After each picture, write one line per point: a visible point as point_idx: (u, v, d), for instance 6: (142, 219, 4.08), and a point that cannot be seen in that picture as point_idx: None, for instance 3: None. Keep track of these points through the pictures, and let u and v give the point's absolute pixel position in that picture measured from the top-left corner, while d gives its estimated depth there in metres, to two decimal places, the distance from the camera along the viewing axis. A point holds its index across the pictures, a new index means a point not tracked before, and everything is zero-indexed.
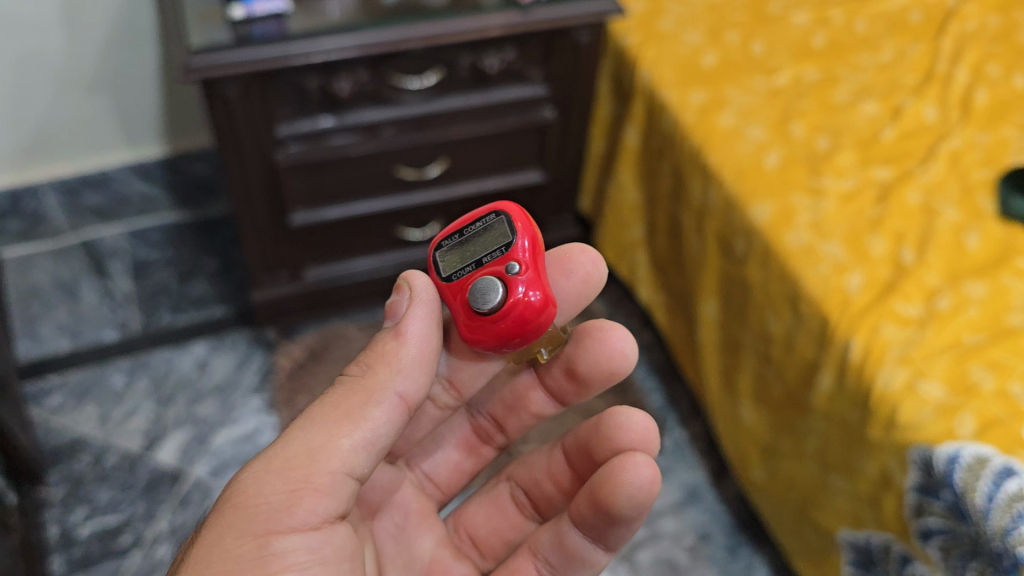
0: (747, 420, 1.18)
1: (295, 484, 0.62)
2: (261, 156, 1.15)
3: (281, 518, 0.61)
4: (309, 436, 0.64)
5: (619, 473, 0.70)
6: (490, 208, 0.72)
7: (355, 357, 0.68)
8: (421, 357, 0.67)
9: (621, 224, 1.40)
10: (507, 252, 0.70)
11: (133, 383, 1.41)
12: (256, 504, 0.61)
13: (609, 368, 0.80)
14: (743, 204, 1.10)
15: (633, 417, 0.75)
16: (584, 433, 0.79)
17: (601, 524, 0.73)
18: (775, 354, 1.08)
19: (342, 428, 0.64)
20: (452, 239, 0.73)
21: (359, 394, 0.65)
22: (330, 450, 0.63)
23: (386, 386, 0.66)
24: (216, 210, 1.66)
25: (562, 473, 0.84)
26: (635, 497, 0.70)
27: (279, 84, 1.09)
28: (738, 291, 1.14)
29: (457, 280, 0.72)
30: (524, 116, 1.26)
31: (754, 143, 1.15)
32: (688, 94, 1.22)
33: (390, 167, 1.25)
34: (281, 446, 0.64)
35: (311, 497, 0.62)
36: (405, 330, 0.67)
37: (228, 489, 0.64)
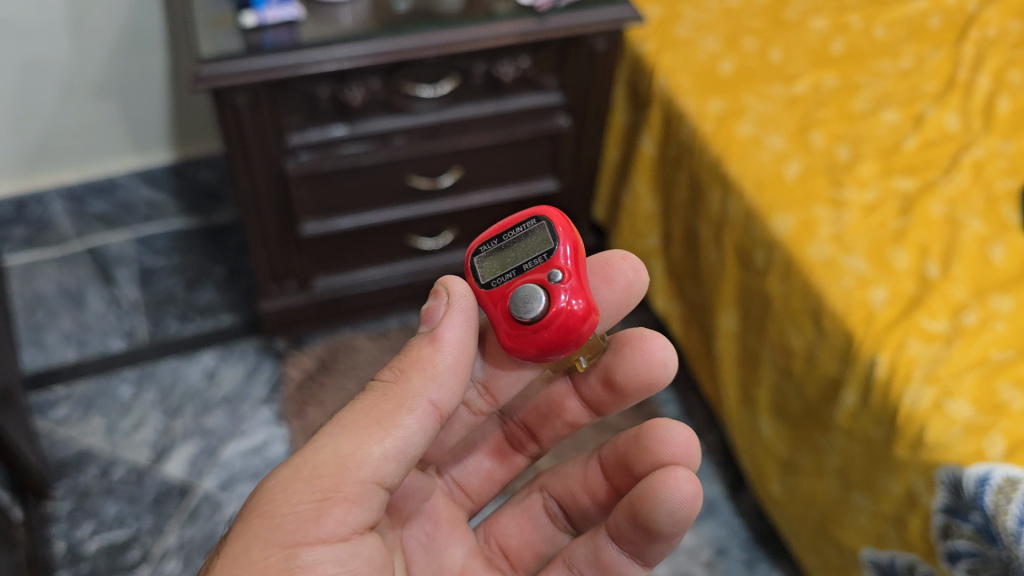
0: (766, 435, 1.16)
1: (324, 493, 0.61)
2: (270, 166, 1.13)
3: (309, 529, 0.60)
4: (339, 443, 0.62)
5: (662, 485, 0.68)
6: (530, 213, 0.70)
7: (388, 362, 0.66)
8: (456, 364, 0.66)
9: (636, 232, 1.38)
10: (549, 259, 0.69)
11: (140, 394, 1.39)
12: (282, 516, 0.60)
13: (648, 377, 0.79)
14: (763, 216, 1.08)
15: (675, 431, 0.74)
16: (624, 444, 0.78)
17: (641, 538, 0.71)
18: (796, 369, 1.06)
19: (373, 436, 0.62)
20: (490, 244, 0.71)
21: (392, 401, 0.64)
22: (360, 458, 0.62)
23: (419, 393, 0.64)
24: (222, 217, 1.65)
25: (598, 485, 0.83)
26: (678, 512, 0.68)
27: (291, 92, 1.06)
28: (757, 304, 1.11)
29: (497, 287, 0.71)
30: (538, 124, 1.24)
31: (774, 153, 1.13)
32: (706, 102, 1.19)
33: (402, 176, 1.22)
34: (310, 452, 0.62)
35: (339, 507, 0.61)
36: (441, 336, 0.65)
37: (254, 498, 0.62)
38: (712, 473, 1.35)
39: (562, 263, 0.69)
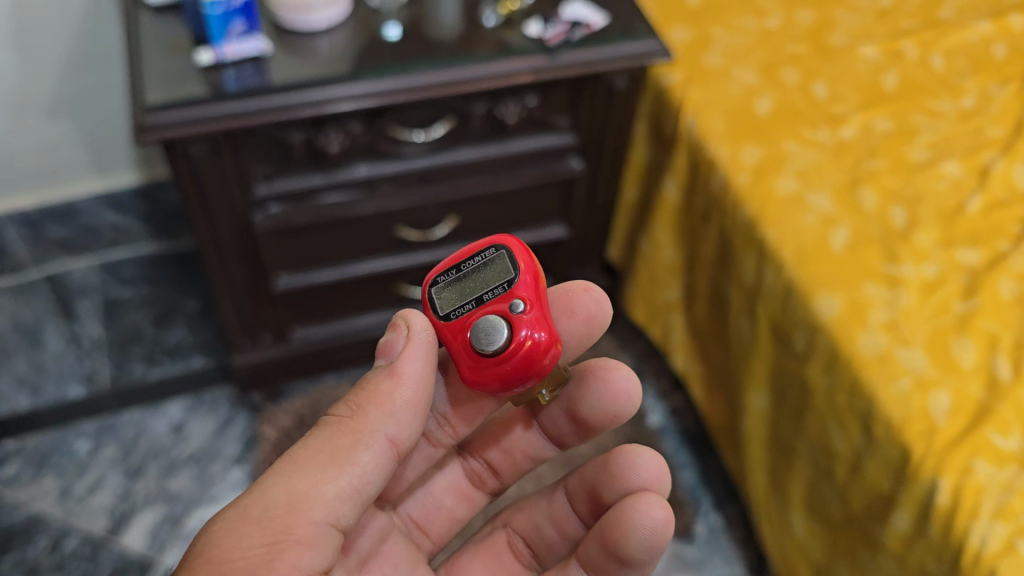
0: (798, 532, 1.03)
1: (275, 536, 0.58)
2: (235, 218, 0.99)
3: (261, 573, 0.56)
4: (290, 482, 0.60)
5: (630, 517, 0.68)
6: (488, 242, 0.67)
7: (343, 399, 0.65)
8: (416, 400, 0.64)
9: (655, 282, 1.24)
10: (511, 289, 0.65)
11: (99, 450, 1.32)
12: (230, 561, 0.57)
13: (614, 411, 0.76)
14: (802, 292, 0.94)
15: (641, 459, 0.72)
16: (592, 474, 0.76)
17: (614, 567, 0.71)
18: (835, 473, 0.93)
19: (328, 474, 0.60)
20: (449, 275, 0.68)
21: (348, 437, 0.62)
22: (313, 498, 0.60)
23: (376, 429, 0.63)
24: (185, 242, 1.54)
25: (567, 517, 0.81)
26: (648, 542, 0.68)
27: (259, 138, 0.92)
28: (794, 390, 0.97)
29: (457, 319, 0.67)
30: (545, 167, 1.10)
31: (818, 213, 0.98)
32: (741, 149, 1.04)
33: (390, 227, 1.10)
34: (261, 494, 0.60)
35: (293, 551, 0.58)
36: (401, 370, 0.64)
37: (199, 545, 0.58)
38: (732, 552, 1.24)
39: (524, 293, 0.65)
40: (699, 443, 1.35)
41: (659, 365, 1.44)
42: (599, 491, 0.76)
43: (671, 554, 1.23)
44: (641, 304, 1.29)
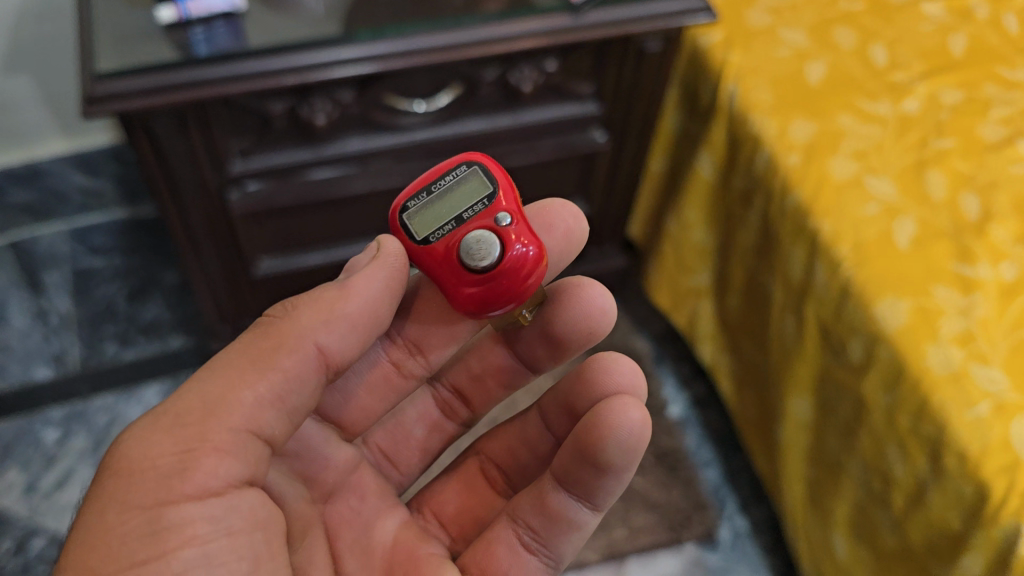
0: (841, 554, 0.93)
1: (187, 444, 0.51)
2: (208, 200, 0.87)
3: (172, 485, 0.50)
4: (206, 386, 0.53)
5: (603, 415, 0.61)
6: (459, 158, 0.59)
7: (279, 306, 0.58)
8: (358, 312, 0.58)
9: (681, 266, 1.12)
10: (493, 204, 0.58)
11: (68, 440, 1.21)
12: (140, 473, 0.50)
13: (588, 327, 0.68)
14: (860, 294, 0.81)
15: (618, 368, 0.67)
16: (565, 390, 0.71)
17: (589, 477, 0.62)
18: (891, 500, 0.82)
19: (246, 377, 0.53)
20: (419, 198, 0.59)
21: (275, 339, 0.55)
22: (229, 401, 0.52)
23: (305, 334, 0.56)
24: (149, 211, 1.40)
25: (541, 438, 0.75)
26: (624, 442, 0.61)
27: (233, 108, 0.79)
28: (846, 402, 0.86)
29: (437, 243, 0.59)
30: (563, 138, 0.97)
31: (880, 202, 0.85)
32: (790, 123, 0.90)
33: (387, 208, 0.98)
34: (176, 396, 0.53)
35: (208, 458, 0.51)
36: (351, 282, 0.58)
37: (107, 458, 0.52)
38: (759, 559, 1.14)
39: (509, 206, 0.58)
40: (723, 438, 1.24)
41: (680, 349, 1.32)
42: (575, 407, 0.70)
43: (693, 562, 1.13)
44: (665, 288, 1.17)
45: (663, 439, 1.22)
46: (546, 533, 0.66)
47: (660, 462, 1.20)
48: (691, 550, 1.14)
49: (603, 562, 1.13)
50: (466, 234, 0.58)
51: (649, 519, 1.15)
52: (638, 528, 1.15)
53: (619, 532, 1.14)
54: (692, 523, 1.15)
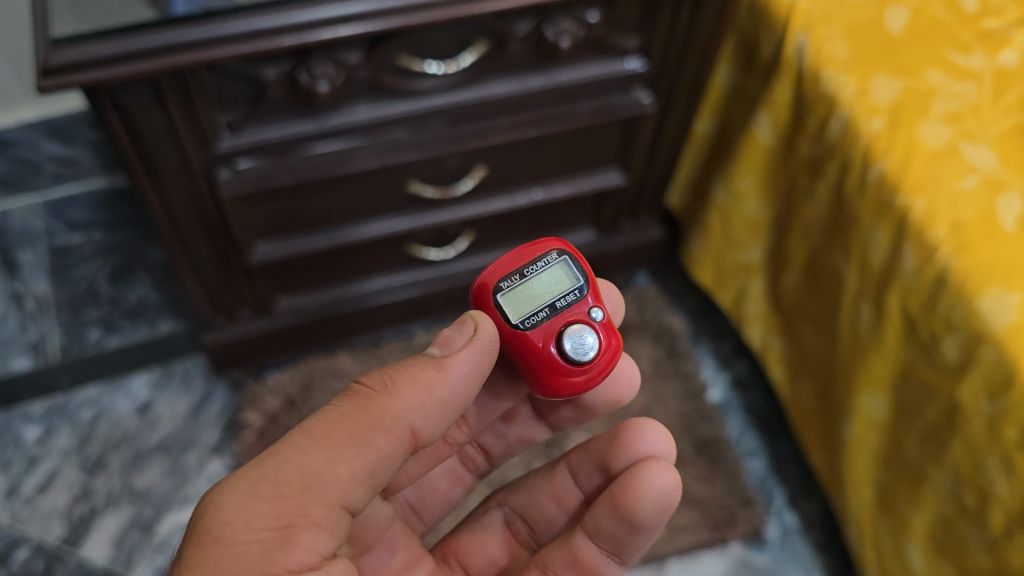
0: (917, 569, 0.83)
1: (289, 518, 0.49)
2: (193, 181, 0.75)
3: (274, 558, 0.48)
4: (306, 457, 0.50)
5: (637, 477, 0.57)
6: (552, 245, 0.58)
7: (372, 372, 0.55)
8: (451, 394, 0.54)
9: (729, 240, 1.01)
10: (586, 297, 0.58)
11: (51, 437, 1.09)
12: (244, 544, 0.48)
13: (614, 396, 0.69)
14: (958, 284, 0.69)
15: (650, 434, 0.61)
16: (598, 452, 0.64)
17: (623, 535, 0.58)
18: (988, 517, 0.71)
19: (344, 453, 0.51)
20: (511, 282, 0.57)
21: (371, 416, 0.52)
22: (327, 481, 0.50)
23: (402, 417, 0.53)
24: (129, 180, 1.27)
25: (570, 494, 0.67)
26: (660, 502, 0.57)
27: (218, 75, 0.67)
28: (934, 405, 0.75)
29: (529, 330, 0.57)
30: (601, 98, 0.84)
31: (980, 173, 0.72)
32: (870, 81, 0.78)
33: (401, 182, 0.85)
34: (272, 465, 0.50)
35: (308, 535, 0.49)
36: (448, 364, 0.54)
37: (203, 522, 0.49)
38: (812, 558, 1.04)
39: (597, 298, 0.59)
40: (768, 424, 1.14)
41: (716, 328, 1.22)
42: (604, 468, 0.64)
43: (739, 563, 1.03)
44: (709, 265, 1.06)
45: (704, 428, 1.10)
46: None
47: (701, 454, 1.08)
48: (736, 549, 1.03)
49: (641, 566, 1.02)
50: (562, 326, 0.57)
51: (691, 517, 1.04)
52: (679, 528, 1.03)
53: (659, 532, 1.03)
54: (738, 520, 1.04)
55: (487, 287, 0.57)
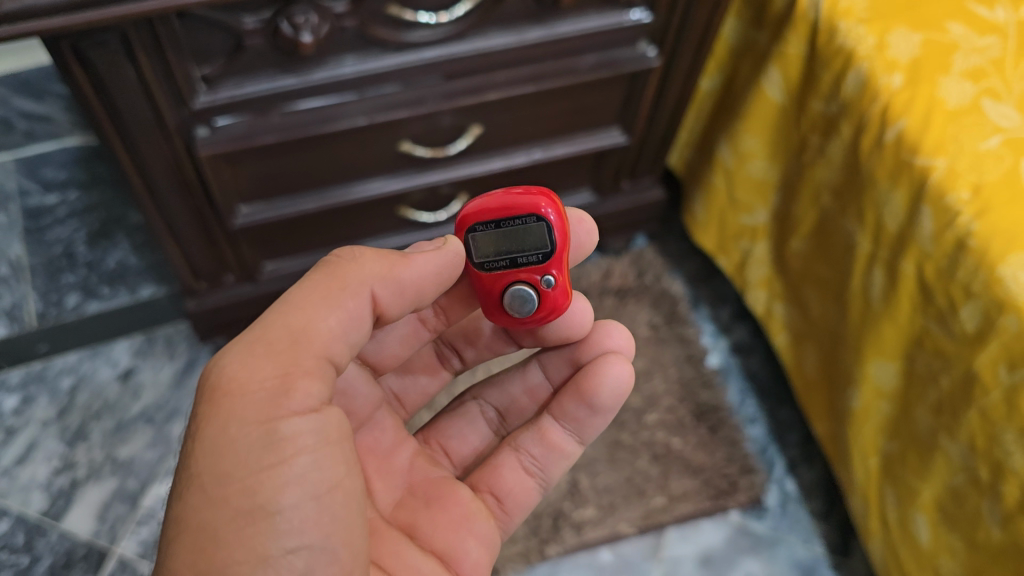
0: (924, 542, 0.78)
1: (285, 367, 0.48)
2: (167, 141, 0.70)
3: (278, 403, 0.47)
4: (288, 315, 0.49)
5: (601, 365, 0.63)
6: (533, 208, 0.56)
7: (343, 248, 0.54)
8: (415, 277, 0.53)
9: (734, 201, 0.99)
10: (547, 262, 0.58)
11: (30, 404, 1.04)
12: (248, 395, 0.47)
13: (563, 335, 0.65)
14: (979, 250, 0.66)
15: (613, 333, 0.66)
16: (565, 347, 0.67)
17: (585, 415, 0.63)
18: (1002, 490, 0.67)
19: (320, 308, 0.50)
20: (486, 225, 0.57)
21: (340, 280, 0.51)
22: (309, 336, 0.49)
23: (368, 281, 0.52)
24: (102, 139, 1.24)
25: (540, 387, 0.70)
26: (620, 387, 0.63)
27: (190, 23, 0.62)
28: (944, 370, 0.71)
29: (487, 271, 0.59)
30: (605, 52, 0.80)
31: (1004, 133, 0.68)
32: (889, 35, 0.74)
33: (392, 141, 0.81)
34: (259, 328, 0.49)
35: (307, 381, 0.48)
36: None
37: (209, 377, 0.48)
38: (812, 526, 1.00)
39: (558, 266, 0.58)
40: (768, 390, 1.10)
41: (715, 292, 1.19)
42: (572, 364, 0.67)
43: (738, 530, 0.99)
44: (712, 228, 1.05)
45: (704, 395, 1.07)
46: (547, 463, 0.65)
47: (701, 420, 1.04)
48: (735, 517, 1.00)
49: (639, 535, 0.98)
50: (515, 280, 0.59)
51: (690, 485, 1.00)
52: (678, 496, 0.99)
53: (657, 500, 0.99)
54: (738, 488, 1.00)
55: (463, 220, 0.57)
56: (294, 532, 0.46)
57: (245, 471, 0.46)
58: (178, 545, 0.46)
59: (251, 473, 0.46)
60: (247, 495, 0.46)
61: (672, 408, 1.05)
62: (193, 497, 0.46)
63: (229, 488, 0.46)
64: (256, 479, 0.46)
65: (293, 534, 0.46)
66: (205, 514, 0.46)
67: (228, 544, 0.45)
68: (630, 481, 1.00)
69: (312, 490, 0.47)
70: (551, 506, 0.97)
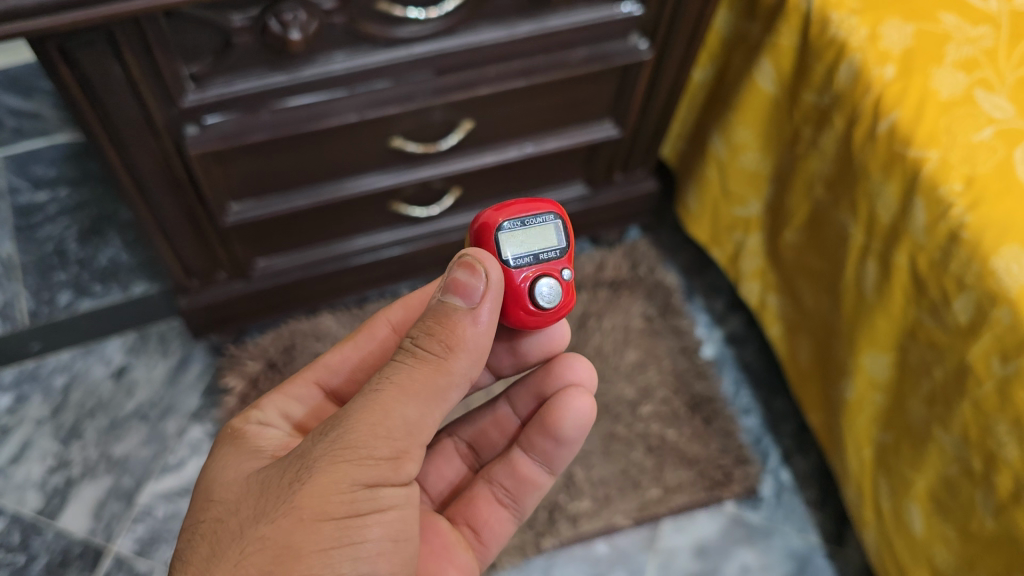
0: (917, 531, 0.79)
1: (400, 450, 0.48)
2: (156, 138, 0.69)
3: (388, 474, 0.48)
4: (404, 410, 0.48)
5: (562, 398, 0.61)
6: (551, 205, 0.58)
7: (419, 327, 0.50)
8: (487, 338, 0.51)
9: (726, 193, 0.99)
10: (565, 257, 0.58)
11: (22, 404, 1.04)
12: (366, 463, 0.47)
13: (545, 350, 0.65)
14: (972, 241, 0.66)
15: (575, 366, 0.64)
16: (532, 382, 0.66)
17: (551, 447, 0.63)
18: (995, 481, 0.67)
19: (428, 404, 0.49)
20: (509, 223, 0.56)
21: (447, 377, 0.49)
22: (423, 426, 0.49)
23: (466, 370, 0.50)
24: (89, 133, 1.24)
25: (510, 419, 0.69)
26: (582, 419, 0.61)
27: (178, 21, 0.61)
28: (939, 366, 0.71)
29: (509, 271, 0.56)
30: (595, 46, 0.80)
31: (997, 124, 0.68)
32: (882, 26, 0.74)
33: (383, 137, 0.80)
34: (376, 410, 0.47)
35: (413, 462, 0.49)
36: (482, 317, 0.50)
37: (333, 438, 0.47)
38: (806, 515, 1.01)
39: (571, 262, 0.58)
40: (762, 380, 1.11)
41: (709, 284, 1.19)
42: (540, 396, 0.66)
43: (733, 521, 0.99)
44: (705, 220, 1.05)
45: (699, 386, 1.07)
46: (520, 494, 0.66)
47: (695, 412, 1.05)
48: (730, 508, 1.00)
49: (634, 527, 0.98)
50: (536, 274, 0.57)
51: (685, 476, 1.00)
52: (673, 488, 0.99)
53: (652, 492, 0.99)
54: (732, 479, 1.00)
55: (488, 224, 0.56)
56: (369, 559, 0.47)
57: (344, 510, 0.46)
58: (258, 556, 0.45)
59: (348, 518, 0.46)
60: (341, 530, 0.46)
61: (667, 400, 1.05)
62: (286, 520, 0.46)
63: (325, 522, 0.46)
64: (351, 520, 0.46)
65: (366, 561, 0.46)
66: (294, 534, 0.45)
67: (314, 562, 0.45)
68: (625, 473, 1.00)
69: (392, 532, 0.48)
70: (546, 499, 0.97)
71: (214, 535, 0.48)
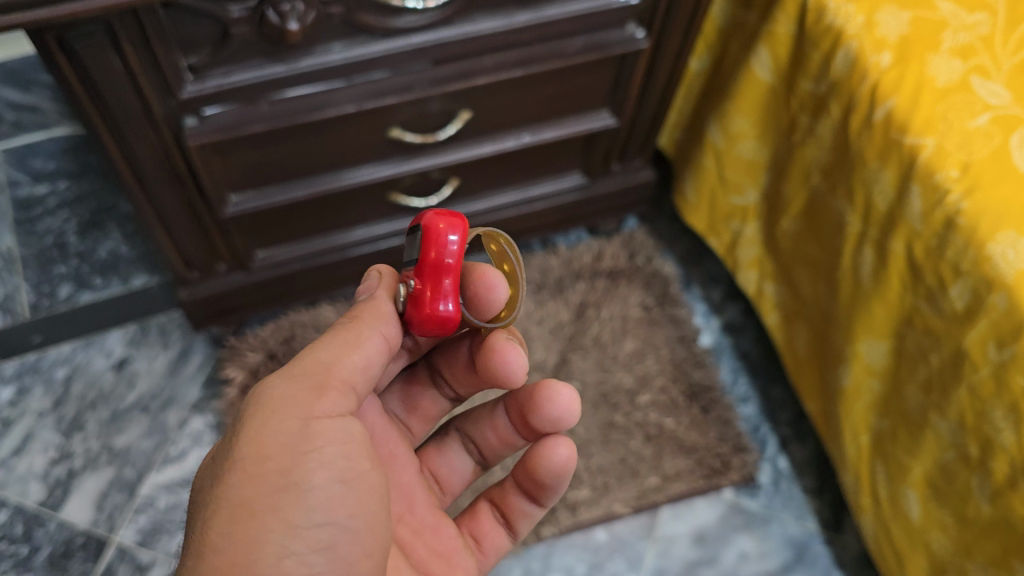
0: (914, 517, 0.79)
1: (317, 382, 0.50)
2: (155, 132, 0.70)
3: (313, 404, 0.49)
4: (317, 354, 0.51)
5: (545, 447, 0.61)
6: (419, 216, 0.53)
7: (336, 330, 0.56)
8: (393, 310, 0.55)
9: (723, 182, 0.99)
10: (417, 267, 0.53)
11: (24, 396, 1.04)
12: (286, 398, 0.49)
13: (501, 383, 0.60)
14: (968, 228, 0.66)
15: (557, 395, 0.61)
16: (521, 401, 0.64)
17: (536, 486, 0.64)
18: (991, 466, 0.67)
19: (341, 346, 0.51)
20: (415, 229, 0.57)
21: (355, 330, 0.53)
22: (340, 364, 0.51)
23: (374, 326, 0.53)
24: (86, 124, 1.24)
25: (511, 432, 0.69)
26: (559, 468, 0.61)
27: (176, 12, 0.61)
28: (936, 353, 0.71)
29: None
30: (592, 35, 0.80)
31: (993, 111, 0.68)
32: (878, 13, 0.74)
33: (381, 128, 0.81)
34: (294, 361, 0.51)
35: (337, 393, 0.50)
36: (380, 294, 0.55)
37: (259, 391, 0.50)
38: (804, 502, 1.01)
39: (422, 274, 0.52)
40: (759, 369, 1.11)
41: (705, 274, 1.19)
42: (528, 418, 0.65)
43: (731, 508, 1.00)
44: (702, 210, 1.05)
45: (696, 375, 1.07)
46: (515, 517, 0.67)
47: (693, 401, 1.05)
48: (728, 495, 1.01)
49: (633, 514, 0.98)
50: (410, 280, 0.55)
51: (683, 465, 1.01)
52: (672, 476, 1.00)
53: (650, 480, 0.99)
54: (730, 467, 1.01)
55: None
56: (321, 508, 0.47)
57: (283, 450, 0.47)
58: (218, 522, 0.46)
59: (285, 454, 0.47)
60: (283, 473, 0.47)
61: (664, 389, 1.06)
62: (232, 476, 0.47)
63: (267, 464, 0.47)
64: (290, 457, 0.47)
65: (320, 510, 0.47)
66: (242, 491, 0.46)
67: (266, 507, 0.46)
68: (623, 462, 1.00)
69: (341, 473, 0.48)
70: None
71: (192, 516, 0.49)
